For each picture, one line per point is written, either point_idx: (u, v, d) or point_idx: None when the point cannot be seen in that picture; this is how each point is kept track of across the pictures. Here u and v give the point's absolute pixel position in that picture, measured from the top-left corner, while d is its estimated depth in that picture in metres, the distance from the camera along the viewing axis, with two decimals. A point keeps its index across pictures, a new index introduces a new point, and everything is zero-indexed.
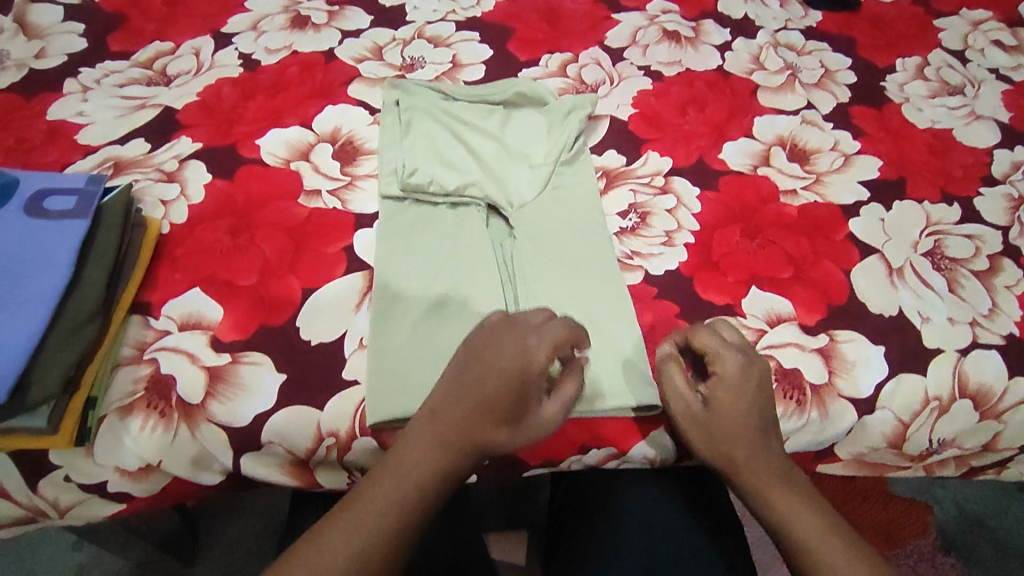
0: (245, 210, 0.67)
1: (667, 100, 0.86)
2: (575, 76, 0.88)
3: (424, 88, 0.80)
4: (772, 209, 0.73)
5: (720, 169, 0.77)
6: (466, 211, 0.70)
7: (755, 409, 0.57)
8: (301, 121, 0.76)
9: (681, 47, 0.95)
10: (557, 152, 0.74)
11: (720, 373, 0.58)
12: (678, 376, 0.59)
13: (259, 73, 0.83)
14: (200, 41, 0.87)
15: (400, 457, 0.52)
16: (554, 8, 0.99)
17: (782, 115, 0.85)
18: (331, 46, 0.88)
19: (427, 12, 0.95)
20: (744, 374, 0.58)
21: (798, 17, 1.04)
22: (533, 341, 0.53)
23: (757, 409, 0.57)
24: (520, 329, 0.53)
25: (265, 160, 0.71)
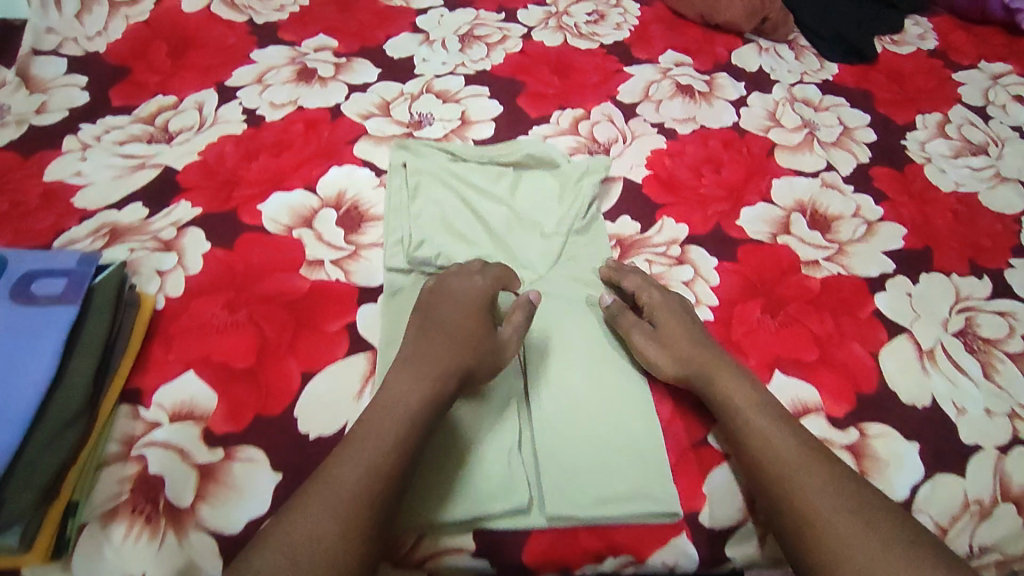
0: (245, 283, 0.64)
1: (682, 162, 0.84)
2: (587, 134, 0.86)
3: (432, 149, 0.78)
4: (793, 281, 0.71)
5: (738, 238, 0.75)
6: None
7: (695, 335, 0.62)
8: (305, 183, 0.74)
9: (695, 102, 0.94)
10: (571, 221, 0.72)
11: (659, 311, 0.65)
12: (628, 329, 0.63)
13: (263, 130, 0.81)
14: (204, 95, 0.85)
15: (401, 404, 0.54)
16: (565, 62, 0.97)
17: (800, 178, 0.83)
18: (337, 102, 0.86)
19: (436, 65, 0.94)
20: (667, 300, 0.65)
21: (813, 70, 1.03)
22: (462, 299, 0.61)
23: (702, 341, 0.62)
24: (444, 300, 0.61)
25: (267, 229, 0.69)
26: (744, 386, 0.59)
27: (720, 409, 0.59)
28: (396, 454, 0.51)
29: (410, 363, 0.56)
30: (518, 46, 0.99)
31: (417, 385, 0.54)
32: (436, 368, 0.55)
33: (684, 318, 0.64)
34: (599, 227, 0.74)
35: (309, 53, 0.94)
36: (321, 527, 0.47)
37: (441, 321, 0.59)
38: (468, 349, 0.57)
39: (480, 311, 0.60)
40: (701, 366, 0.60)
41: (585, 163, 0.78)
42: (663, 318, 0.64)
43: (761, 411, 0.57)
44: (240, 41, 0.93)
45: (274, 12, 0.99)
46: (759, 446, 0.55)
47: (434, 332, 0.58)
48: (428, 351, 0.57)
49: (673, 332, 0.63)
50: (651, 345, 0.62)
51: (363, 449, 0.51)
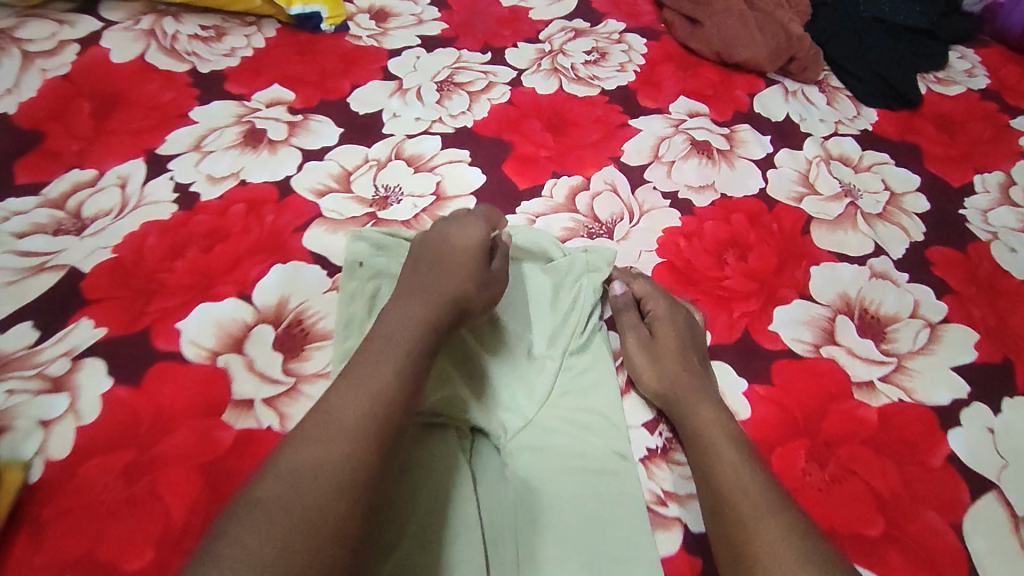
0: (149, 439, 0.52)
1: (701, 244, 0.70)
2: (586, 211, 0.72)
3: (395, 241, 0.64)
4: (840, 410, 0.59)
5: (772, 351, 0.62)
6: (447, 434, 0.53)
7: (689, 358, 0.57)
8: (239, 289, 0.61)
9: (713, 164, 0.79)
10: (568, 340, 0.59)
11: (660, 322, 0.60)
12: (624, 328, 0.62)
13: (197, 214, 0.67)
14: (129, 168, 0.71)
15: (370, 350, 0.45)
16: (560, 114, 0.83)
17: (844, 264, 0.69)
18: (288, 174, 0.72)
19: (409, 121, 0.80)
20: (674, 313, 0.61)
21: (849, 117, 0.88)
22: (453, 248, 0.54)
23: (695, 366, 0.57)
24: (436, 249, 0.55)
25: (186, 356, 0.56)
26: (717, 412, 0.54)
27: (682, 425, 0.54)
28: (414, 354, 0.46)
29: (410, 298, 0.50)
30: (506, 95, 0.85)
31: (418, 304, 0.49)
32: (434, 295, 0.50)
33: (684, 334, 0.59)
34: (601, 341, 0.60)
35: (259, 108, 0.80)
36: (347, 416, 0.41)
37: (438, 258, 0.54)
38: (469, 284, 0.52)
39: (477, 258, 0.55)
40: (679, 388, 0.55)
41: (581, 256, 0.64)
42: (661, 331, 0.59)
43: (727, 436, 0.52)
44: (178, 95, 0.79)
45: (222, 58, 0.85)
46: (703, 458, 0.51)
47: (440, 272, 0.52)
48: (429, 289, 0.51)
49: (666, 343, 0.58)
50: (636, 350, 0.60)
51: (376, 361, 0.44)
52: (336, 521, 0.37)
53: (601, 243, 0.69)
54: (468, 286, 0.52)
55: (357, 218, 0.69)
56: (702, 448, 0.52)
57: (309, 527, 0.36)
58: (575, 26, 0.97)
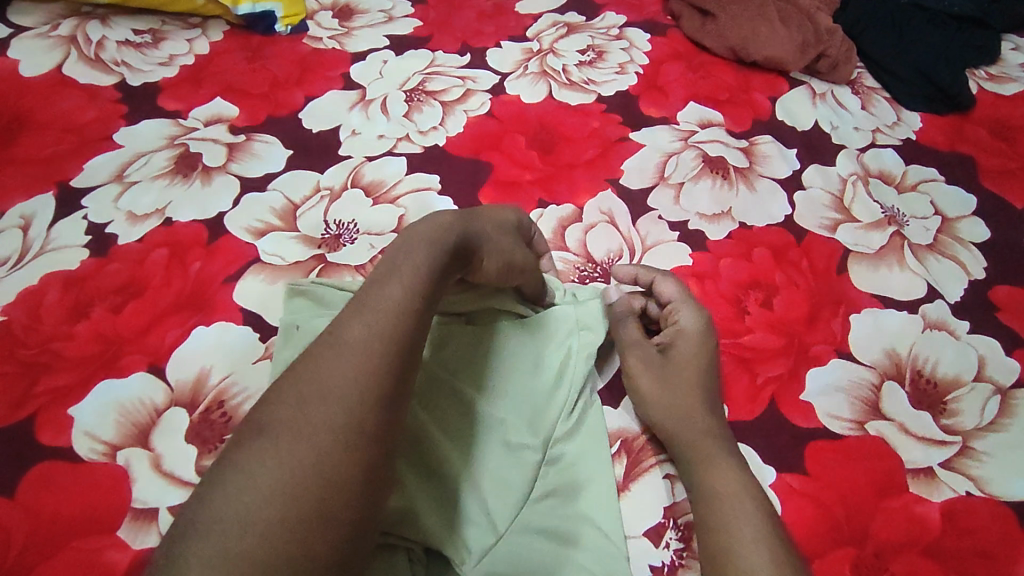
0: (18, 568, 0.41)
1: (716, 288, 0.58)
2: (578, 248, 0.60)
3: (342, 296, 0.53)
4: (893, 509, 0.46)
5: (807, 430, 0.50)
6: (394, 556, 0.43)
7: (706, 389, 0.49)
8: (149, 359, 0.50)
9: (730, 185, 0.67)
10: (554, 424, 0.48)
11: (683, 341, 0.51)
12: (629, 339, 0.52)
13: (110, 262, 0.56)
14: (35, 206, 0.60)
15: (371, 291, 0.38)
16: (549, 127, 0.71)
17: (890, 311, 0.57)
18: (221, 209, 0.60)
19: (371, 139, 0.68)
20: (704, 334, 0.52)
21: (888, 124, 0.76)
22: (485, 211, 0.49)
23: (714, 403, 0.48)
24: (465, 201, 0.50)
25: (77, 453, 0.45)
26: (740, 472, 0.44)
27: (693, 462, 0.45)
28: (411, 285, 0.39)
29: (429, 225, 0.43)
30: (485, 106, 0.73)
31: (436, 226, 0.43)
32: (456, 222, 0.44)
33: (708, 363, 0.50)
34: (594, 421, 0.48)
35: (197, 128, 0.68)
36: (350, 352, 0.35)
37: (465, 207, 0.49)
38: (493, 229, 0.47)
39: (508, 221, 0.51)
40: (694, 422, 0.47)
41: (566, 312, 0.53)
42: (684, 357, 0.50)
43: (750, 495, 0.42)
44: (102, 114, 0.68)
45: (157, 67, 0.74)
46: (711, 517, 0.42)
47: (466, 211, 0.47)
48: (457, 222, 0.45)
49: (687, 368, 0.50)
50: (648, 367, 0.50)
51: (382, 286, 0.38)
52: (342, 465, 0.32)
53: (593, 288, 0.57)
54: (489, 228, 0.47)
55: (301, 263, 0.57)
56: (711, 510, 0.42)
57: (314, 481, 0.32)
58: (568, 21, 0.85)
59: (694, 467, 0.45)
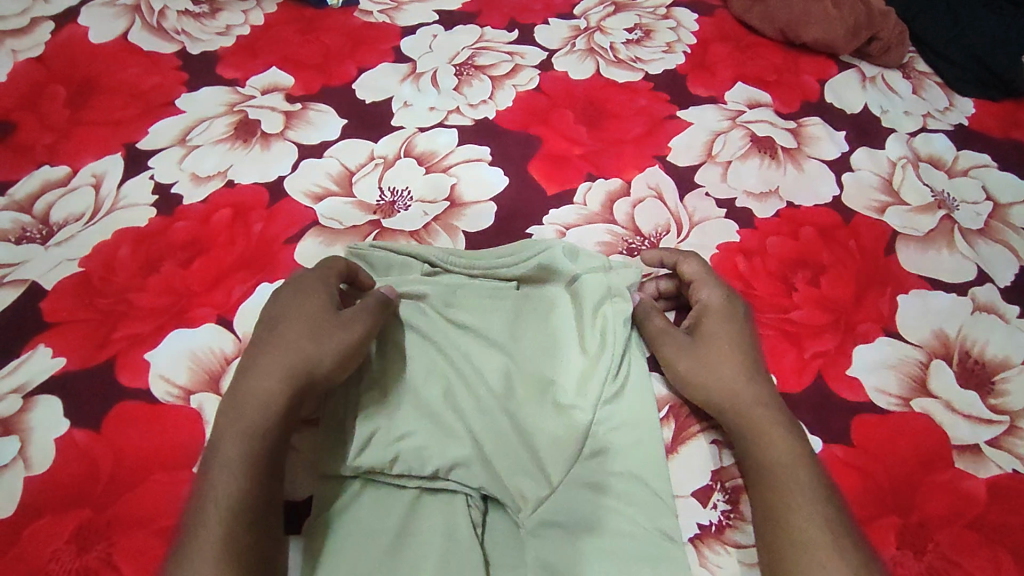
0: (106, 496, 0.44)
1: (763, 264, 0.59)
2: (626, 222, 0.61)
3: (398, 260, 0.55)
4: (938, 482, 0.47)
5: (852, 404, 0.51)
6: (455, 499, 0.45)
7: (746, 361, 0.49)
8: (217, 312, 0.53)
9: (778, 165, 0.67)
10: (604, 384, 0.48)
11: (710, 317, 0.51)
12: (658, 327, 0.51)
13: (177, 221, 0.59)
14: (106, 166, 0.63)
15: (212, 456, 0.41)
16: (597, 103, 0.72)
17: (939, 292, 0.57)
18: (280, 174, 0.63)
19: (422, 111, 0.69)
20: (729, 304, 0.51)
21: (939, 109, 0.75)
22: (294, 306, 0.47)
23: (755, 370, 0.49)
24: (287, 304, 0.47)
25: (154, 394, 0.49)
26: (794, 444, 0.45)
27: (741, 433, 0.46)
28: (245, 449, 0.41)
29: (247, 384, 0.44)
30: (534, 81, 0.73)
31: (250, 383, 0.44)
32: (271, 367, 0.44)
33: (737, 331, 0.50)
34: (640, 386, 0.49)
35: (254, 95, 0.70)
36: (209, 527, 0.38)
37: (287, 319, 0.47)
38: (310, 344, 0.45)
39: (319, 308, 0.47)
40: (736, 398, 0.47)
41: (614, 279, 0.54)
42: (713, 334, 0.50)
43: (800, 462, 0.44)
44: (165, 80, 0.71)
45: (216, 36, 0.75)
46: (765, 487, 0.44)
47: (278, 339, 0.46)
48: (274, 366, 0.44)
49: (718, 342, 0.49)
50: (682, 349, 0.50)
51: (222, 432, 0.42)
52: None
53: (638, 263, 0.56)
54: (303, 344, 0.45)
55: (358, 227, 0.59)
56: (765, 479, 0.44)
57: None
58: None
59: (744, 438, 0.46)
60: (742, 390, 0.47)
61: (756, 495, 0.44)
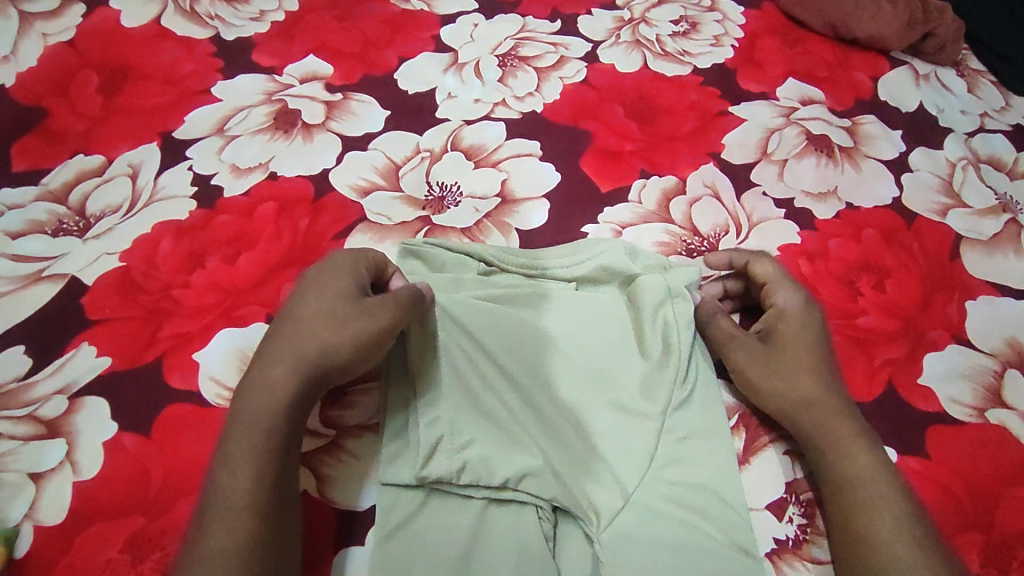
0: (159, 503, 0.42)
1: (827, 268, 0.57)
2: (683, 221, 0.59)
3: (453, 258, 0.53)
4: (1018, 497, 0.46)
5: (926, 414, 0.49)
6: (524, 510, 0.44)
7: (823, 372, 0.47)
8: (267, 311, 0.51)
9: (835, 164, 0.65)
10: (672, 391, 0.47)
11: (786, 324, 0.49)
12: (728, 334, 0.49)
13: (219, 214, 0.57)
14: (142, 155, 0.61)
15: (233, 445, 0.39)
16: (647, 97, 0.69)
17: (1009, 299, 0.55)
18: (325, 167, 0.60)
19: (466, 102, 0.67)
20: (807, 311, 0.49)
21: (996, 108, 0.72)
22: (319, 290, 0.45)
23: (832, 380, 0.47)
24: (309, 291, 0.45)
25: (204, 397, 0.47)
26: (875, 456, 0.43)
27: (819, 447, 0.45)
28: (259, 438, 0.39)
29: (260, 371, 0.42)
30: (581, 74, 0.70)
31: (263, 371, 0.42)
32: (285, 355, 0.42)
33: (815, 339, 0.48)
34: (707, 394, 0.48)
35: (292, 84, 0.67)
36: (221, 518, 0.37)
37: (306, 305, 0.45)
38: (331, 329, 0.43)
39: (338, 295, 0.45)
40: (815, 409, 0.45)
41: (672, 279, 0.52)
42: (788, 342, 0.48)
43: (884, 478, 0.42)
44: (199, 67, 0.68)
45: (250, 22, 0.73)
46: (843, 503, 0.42)
47: (296, 325, 0.44)
48: (290, 353, 0.42)
49: (794, 351, 0.47)
50: (756, 355, 0.48)
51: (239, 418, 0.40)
52: None
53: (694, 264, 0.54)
54: (320, 332, 0.43)
55: (408, 223, 0.57)
56: (847, 494, 0.42)
57: None
58: None
59: (824, 452, 0.44)
60: (819, 402, 0.46)
61: (835, 510, 0.43)
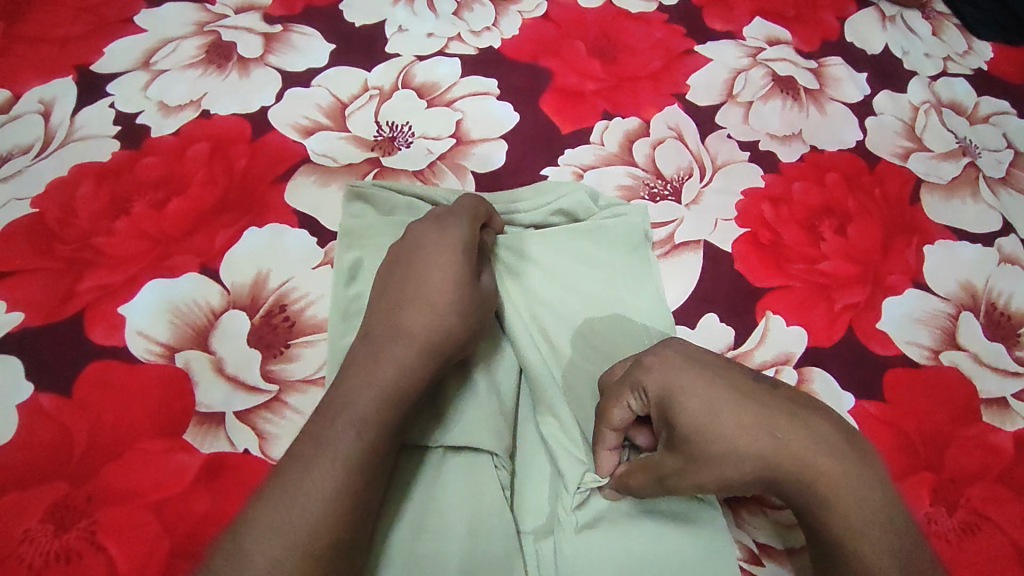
0: (85, 466, 0.40)
1: (790, 212, 0.56)
2: (646, 164, 0.57)
3: (404, 202, 0.50)
4: (967, 437, 0.47)
5: (882, 357, 0.50)
6: (480, 460, 0.43)
7: (744, 431, 0.37)
8: (199, 260, 0.47)
9: (801, 106, 0.63)
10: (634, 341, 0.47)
11: (683, 410, 0.38)
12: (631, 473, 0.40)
13: (145, 155, 0.52)
14: (55, 91, 0.55)
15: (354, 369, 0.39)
16: (611, 35, 0.65)
17: (965, 243, 0.56)
18: (263, 105, 0.56)
19: (417, 37, 0.62)
20: (690, 378, 0.39)
21: (959, 52, 0.69)
22: (440, 244, 0.44)
23: (774, 413, 0.38)
24: (421, 247, 0.44)
25: (131, 353, 0.43)
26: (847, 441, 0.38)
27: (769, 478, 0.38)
28: (385, 406, 0.37)
29: (430, 330, 0.40)
30: (541, 7, 0.65)
31: (414, 334, 0.40)
32: (433, 313, 0.41)
33: (723, 380, 0.39)
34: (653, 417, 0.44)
35: (227, 15, 0.61)
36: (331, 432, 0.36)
37: (402, 262, 0.44)
38: (457, 267, 0.43)
39: (462, 243, 0.44)
40: (797, 447, 0.37)
41: (627, 234, 0.51)
42: (727, 435, 0.37)
43: (857, 477, 0.36)
44: None
45: None
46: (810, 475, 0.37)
47: (427, 272, 0.42)
48: (400, 323, 0.40)
49: (741, 412, 0.38)
50: (679, 479, 0.38)
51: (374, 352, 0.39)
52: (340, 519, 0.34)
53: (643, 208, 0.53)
54: (459, 287, 0.42)
55: (355, 165, 0.53)
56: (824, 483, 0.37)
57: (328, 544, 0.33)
58: None
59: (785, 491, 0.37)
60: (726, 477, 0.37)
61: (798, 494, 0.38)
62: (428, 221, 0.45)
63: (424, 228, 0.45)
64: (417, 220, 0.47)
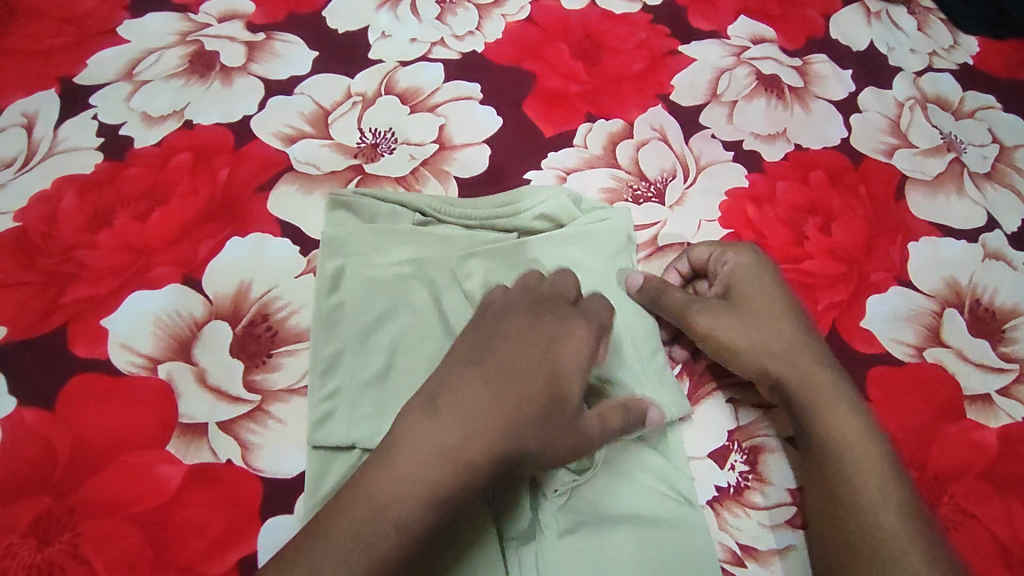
0: (69, 479, 0.40)
1: (774, 212, 0.56)
2: (630, 166, 0.57)
3: (385, 208, 0.50)
4: (951, 434, 0.47)
5: (866, 355, 0.50)
6: None
7: (797, 319, 0.45)
8: (182, 271, 0.47)
9: (784, 105, 0.63)
10: (617, 345, 0.47)
11: (741, 279, 0.47)
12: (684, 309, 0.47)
13: (128, 167, 0.52)
14: (38, 104, 0.55)
15: (425, 445, 0.36)
16: (594, 37, 0.65)
17: (950, 239, 0.56)
18: (246, 114, 0.56)
19: (400, 42, 0.62)
20: (759, 268, 0.47)
21: (944, 46, 0.69)
22: (553, 346, 0.40)
23: (895, 466, 0.40)
24: (524, 337, 0.40)
25: (115, 365, 0.44)
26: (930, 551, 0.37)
27: (839, 530, 0.39)
28: (432, 506, 0.35)
29: (505, 436, 0.37)
30: (525, 10, 0.65)
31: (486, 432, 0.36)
32: (513, 419, 0.37)
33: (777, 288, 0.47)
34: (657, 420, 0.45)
35: (210, 24, 0.61)
36: (379, 498, 0.35)
37: (502, 337, 0.40)
38: (553, 378, 0.39)
39: (577, 351, 0.40)
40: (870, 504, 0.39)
41: (610, 237, 0.51)
42: (778, 324, 0.45)
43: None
44: (103, 5, 0.61)
45: None
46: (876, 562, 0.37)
47: (531, 374, 0.38)
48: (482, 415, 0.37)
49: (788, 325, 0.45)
50: (719, 322, 0.45)
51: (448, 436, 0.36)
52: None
53: (627, 210, 0.53)
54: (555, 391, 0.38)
55: (338, 173, 0.53)
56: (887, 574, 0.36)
57: None
58: None
59: (825, 473, 0.41)
60: (772, 333, 0.44)
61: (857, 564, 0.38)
62: (544, 306, 0.42)
63: (532, 315, 0.41)
64: (537, 292, 0.43)
